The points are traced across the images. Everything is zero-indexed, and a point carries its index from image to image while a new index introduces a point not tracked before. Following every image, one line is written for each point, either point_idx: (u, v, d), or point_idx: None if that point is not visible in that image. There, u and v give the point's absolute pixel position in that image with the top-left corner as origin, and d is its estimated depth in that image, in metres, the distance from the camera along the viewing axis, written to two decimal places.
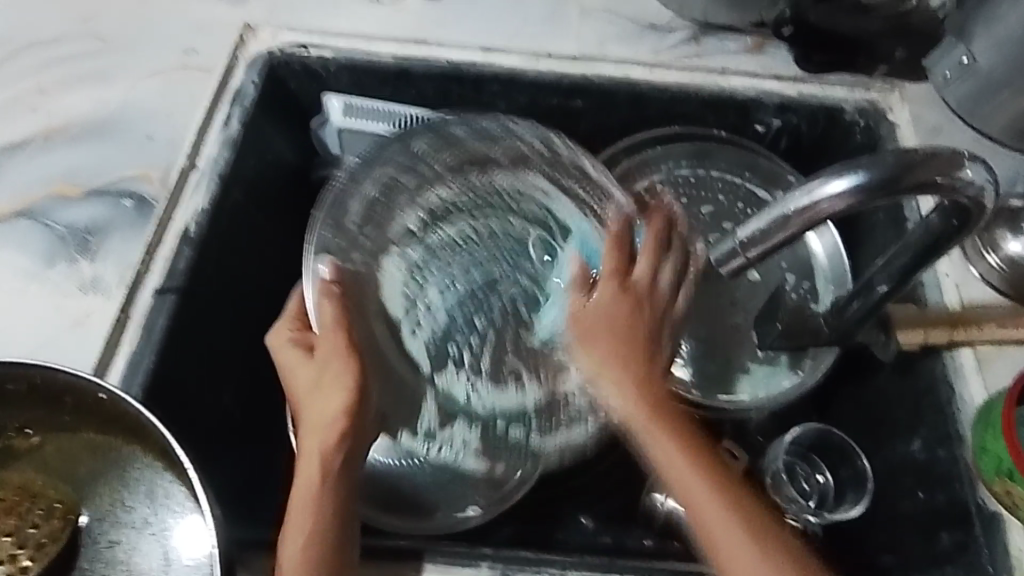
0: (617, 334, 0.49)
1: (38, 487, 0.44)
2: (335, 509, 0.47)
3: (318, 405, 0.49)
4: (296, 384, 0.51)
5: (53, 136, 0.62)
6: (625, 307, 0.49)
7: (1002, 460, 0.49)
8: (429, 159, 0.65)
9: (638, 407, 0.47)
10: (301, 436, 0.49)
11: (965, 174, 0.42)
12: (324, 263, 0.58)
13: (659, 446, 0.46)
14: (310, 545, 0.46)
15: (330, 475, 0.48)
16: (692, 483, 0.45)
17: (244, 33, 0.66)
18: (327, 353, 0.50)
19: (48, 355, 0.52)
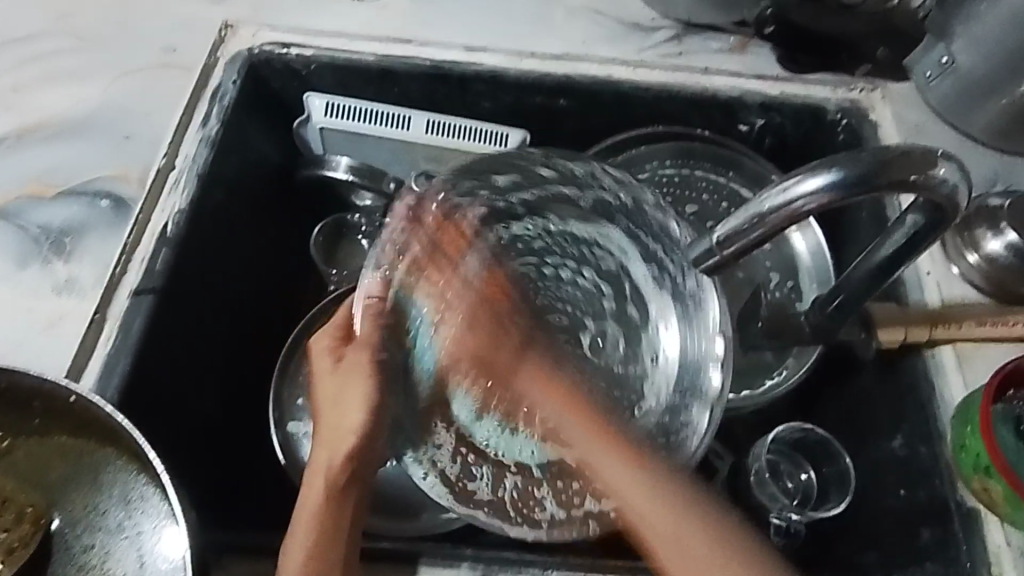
0: (488, 336, 0.58)
1: (9, 491, 0.43)
2: (343, 525, 0.50)
3: (343, 417, 0.53)
4: (321, 398, 0.55)
5: (28, 134, 0.61)
6: (478, 323, 0.58)
7: (980, 456, 0.50)
8: (509, 195, 0.58)
9: (542, 401, 0.54)
10: (319, 450, 0.53)
11: (939, 171, 0.43)
12: (373, 282, 0.55)
13: (579, 438, 0.49)
14: (314, 557, 0.48)
15: (337, 488, 0.51)
16: (598, 455, 0.48)
17: (225, 32, 0.66)
18: (350, 371, 0.54)
19: (21, 357, 0.51)
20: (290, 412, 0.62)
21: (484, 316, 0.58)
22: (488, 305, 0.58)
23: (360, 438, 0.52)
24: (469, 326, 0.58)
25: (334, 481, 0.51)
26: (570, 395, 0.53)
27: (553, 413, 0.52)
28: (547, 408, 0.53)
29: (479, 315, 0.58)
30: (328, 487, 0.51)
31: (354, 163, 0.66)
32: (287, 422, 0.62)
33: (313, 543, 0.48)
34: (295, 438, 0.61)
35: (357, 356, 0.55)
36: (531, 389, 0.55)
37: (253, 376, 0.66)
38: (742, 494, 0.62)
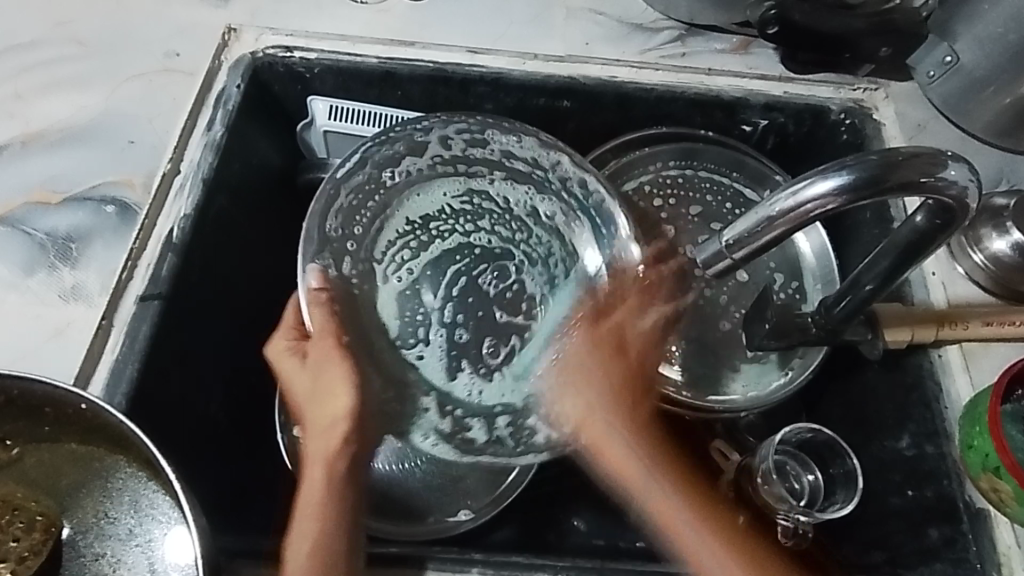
0: (609, 381, 0.55)
1: (20, 500, 0.43)
2: (346, 510, 0.48)
3: (329, 404, 0.50)
4: (298, 394, 0.52)
5: (31, 140, 0.61)
6: (596, 352, 0.56)
7: (989, 456, 0.50)
8: (392, 169, 0.61)
9: (613, 457, 0.52)
10: (312, 440, 0.50)
11: (949, 172, 0.43)
12: (313, 275, 0.54)
13: (653, 492, 0.50)
14: (321, 540, 0.46)
15: (337, 475, 0.49)
16: (680, 511, 0.49)
17: (227, 36, 0.66)
18: (322, 359, 0.51)
19: (29, 364, 0.51)
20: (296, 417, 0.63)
21: (611, 361, 0.55)
22: (611, 355, 0.55)
23: (352, 425, 0.50)
24: (585, 388, 0.55)
25: (334, 465, 0.49)
26: (662, 455, 0.53)
27: (621, 451, 0.52)
28: (616, 448, 0.52)
29: (582, 364, 0.55)
30: (327, 474, 0.48)
31: None
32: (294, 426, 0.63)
33: (320, 532, 0.46)
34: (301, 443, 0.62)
35: (324, 344, 0.51)
36: (623, 448, 0.52)
37: (257, 380, 0.66)
38: (747, 495, 0.61)
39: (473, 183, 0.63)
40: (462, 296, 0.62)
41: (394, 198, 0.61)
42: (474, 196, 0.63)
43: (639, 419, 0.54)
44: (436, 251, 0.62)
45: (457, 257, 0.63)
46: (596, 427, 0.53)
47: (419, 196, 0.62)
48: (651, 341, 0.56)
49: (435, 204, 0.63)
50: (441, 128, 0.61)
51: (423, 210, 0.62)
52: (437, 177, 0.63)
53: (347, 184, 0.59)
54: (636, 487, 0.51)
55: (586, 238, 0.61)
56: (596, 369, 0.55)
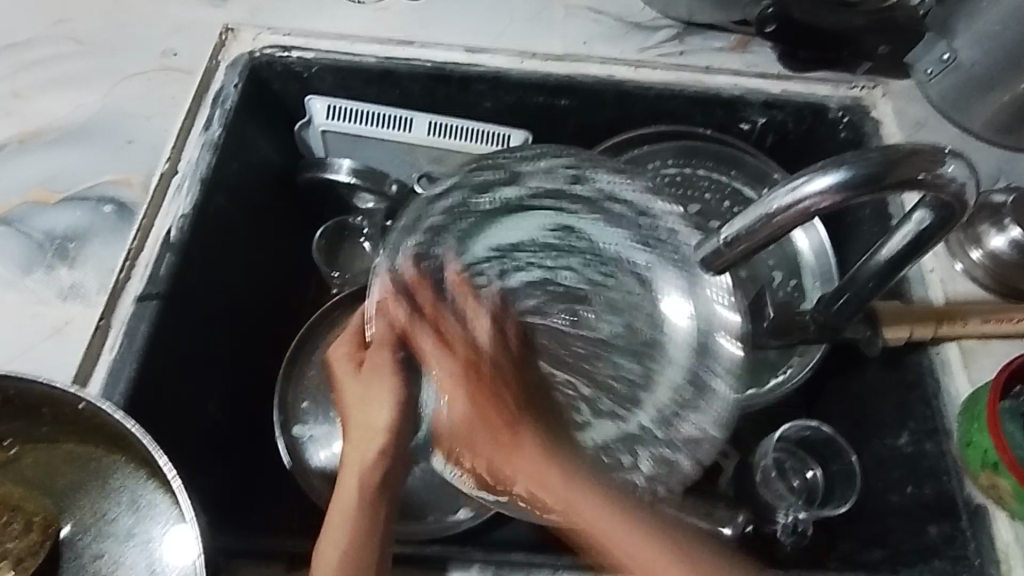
0: (460, 383, 0.49)
1: (18, 500, 0.43)
2: (379, 524, 0.48)
3: (370, 417, 0.51)
4: (344, 401, 0.52)
5: (29, 140, 0.61)
6: (450, 373, 0.49)
7: (988, 453, 0.50)
8: (480, 196, 0.52)
9: (513, 464, 0.47)
10: (349, 449, 0.51)
11: (946, 169, 0.43)
12: (381, 281, 0.49)
13: (531, 466, 0.46)
14: (348, 551, 0.47)
15: (371, 491, 0.49)
16: (559, 484, 0.46)
17: (225, 35, 0.65)
18: (372, 370, 0.50)
19: (27, 364, 0.51)
20: (295, 416, 0.63)
21: (474, 372, 0.49)
22: (456, 352, 0.49)
23: (392, 442, 0.50)
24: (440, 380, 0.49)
25: (366, 481, 0.49)
26: (567, 467, 0.47)
27: (490, 449, 0.47)
28: (477, 456, 0.48)
29: (447, 370, 0.49)
30: (359, 487, 0.49)
31: (355, 164, 0.67)
32: (293, 426, 0.62)
33: (347, 546, 0.47)
34: (300, 442, 0.62)
35: (380, 356, 0.50)
36: (486, 442, 0.47)
37: (256, 380, 0.66)
38: (748, 494, 0.63)
39: (570, 223, 0.53)
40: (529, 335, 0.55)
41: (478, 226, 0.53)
42: (568, 237, 0.54)
43: (498, 408, 0.49)
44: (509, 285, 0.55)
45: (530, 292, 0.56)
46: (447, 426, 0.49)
47: (506, 227, 0.54)
48: (522, 341, 0.53)
49: (518, 242, 0.55)
50: (540, 163, 0.52)
51: (510, 239, 0.54)
52: (535, 209, 0.53)
53: (438, 200, 0.52)
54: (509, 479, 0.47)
55: (677, 293, 0.50)
56: (462, 404, 0.48)
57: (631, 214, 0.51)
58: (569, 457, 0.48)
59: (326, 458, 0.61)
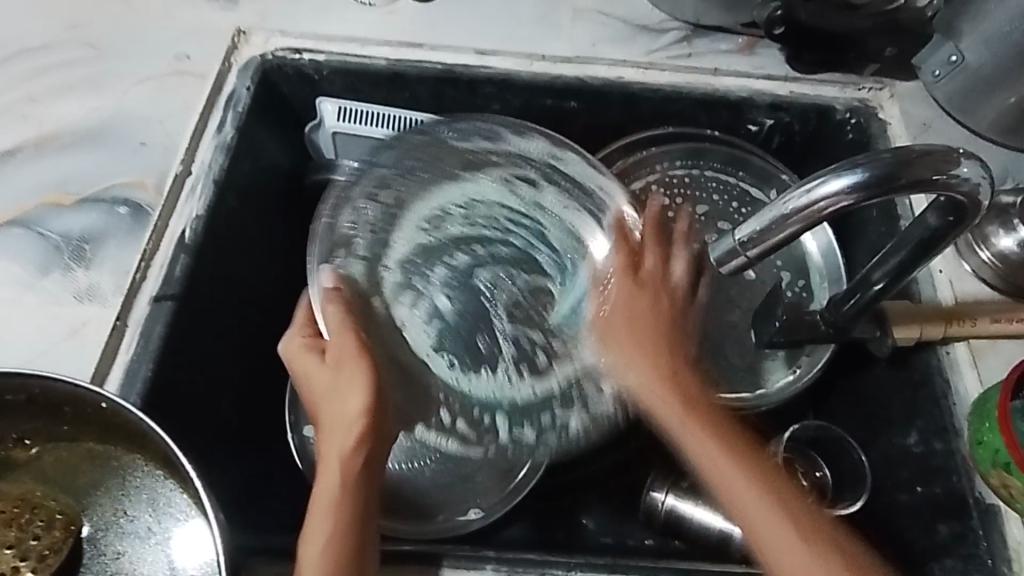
0: (623, 321, 0.53)
1: (38, 498, 0.43)
2: (358, 510, 0.47)
3: (342, 403, 0.49)
4: (314, 392, 0.51)
5: (45, 143, 0.61)
6: (640, 295, 0.53)
7: (999, 451, 0.50)
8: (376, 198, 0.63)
9: (647, 374, 0.51)
10: (325, 440, 0.49)
11: (961, 170, 0.43)
12: (325, 275, 0.57)
13: (664, 401, 0.49)
14: (336, 538, 0.45)
15: (355, 479, 0.47)
16: (682, 425, 0.48)
17: (236, 38, 0.66)
18: (335, 360, 0.51)
19: (45, 365, 0.52)
20: (306, 416, 0.63)
21: (661, 322, 0.52)
22: (642, 285, 0.54)
23: (367, 432, 0.48)
24: (607, 325, 0.54)
25: (349, 468, 0.47)
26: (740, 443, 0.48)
27: (642, 366, 0.51)
28: (638, 378, 0.51)
29: (624, 303, 0.54)
30: (339, 476, 0.47)
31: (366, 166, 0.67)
32: (304, 426, 0.63)
33: (330, 533, 0.45)
34: (311, 443, 0.62)
35: (341, 340, 0.51)
36: (637, 368, 0.51)
37: (268, 380, 0.66)
38: None
39: (490, 189, 0.64)
40: (475, 288, 0.64)
41: (415, 208, 0.64)
42: (476, 207, 0.64)
43: (660, 347, 0.51)
44: (441, 255, 0.64)
45: (465, 257, 0.64)
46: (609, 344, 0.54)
47: (431, 204, 0.64)
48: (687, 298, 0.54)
49: (436, 220, 0.64)
50: (448, 135, 0.64)
51: (442, 207, 0.64)
52: (453, 183, 0.64)
53: (362, 206, 0.62)
54: (651, 405, 0.50)
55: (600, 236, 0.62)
56: (624, 326, 0.53)
57: (531, 171, 0.64)
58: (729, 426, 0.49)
59: None
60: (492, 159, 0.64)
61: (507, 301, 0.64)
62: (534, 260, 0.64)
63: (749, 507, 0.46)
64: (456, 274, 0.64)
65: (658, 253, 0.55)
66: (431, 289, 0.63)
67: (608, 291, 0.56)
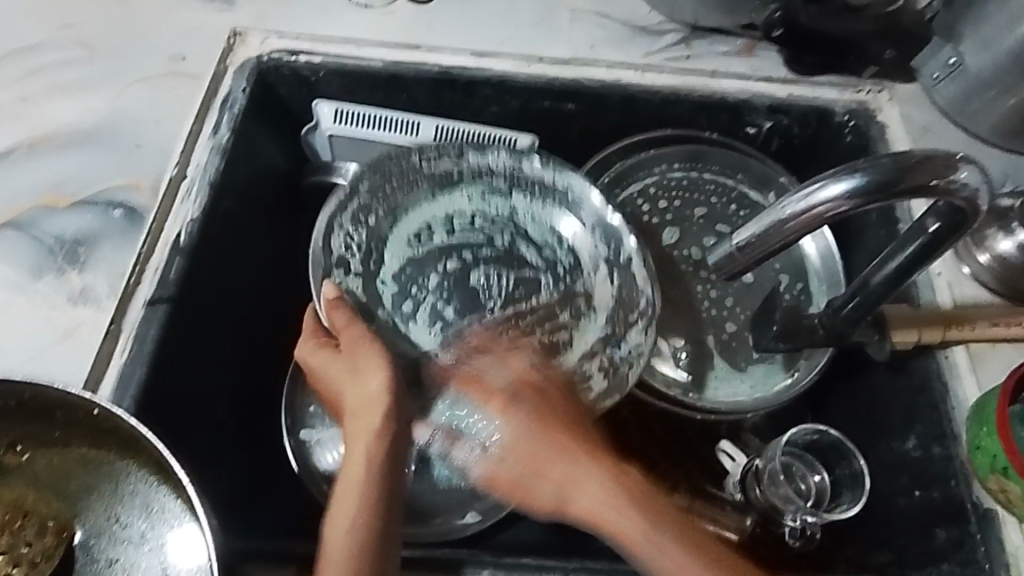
0: (522, 451, 0.50)
1: (31, 504, 0.43)
2: (386, 492, 0.46)
3: (363, 386, 0.50)
4: (334, 383, 0.51)
5: (39, 144, 0.61)
6: (534, 418, 0.51)
7: (998, 457, 0.50)
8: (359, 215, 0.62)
9: (572, 492, 0.48)
10: (348, 426, 0.49)
11: (960, 175, 0.43)
12: (326, 288, 0.55)
13: (591, 500, 0.47)
14: (361, 519, 0.44)
15: (379, 462, 0.47)
16: (619, 521, 0.46)
17: (233, 39, 0.66)
18: (347, 350, 0.51)
19: (39, 368, 0.51)
20: (303, 419, 0.63)
21: (568, 432, 0.50)
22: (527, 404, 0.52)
23: (389, 416, 0.48)
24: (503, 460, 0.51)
25: (372, 452, 0.47)
26: (700, 541, 0.46)
27: (563, 470, 0.49)
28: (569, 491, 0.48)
29: (519, 438, 0.50)
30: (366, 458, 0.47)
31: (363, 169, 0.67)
32: (300, 429, 0.63)
33: (353, 516, 0.44)
34: (308, 445, 0.62)
35: (355, 331, 0.52)
36: (556, 476, 0.49)
37: (264, 384, 0.66)
38: (754, 497, 0.62)
39: (466, 199, 0.65)
40: (470, 286, 0.62)
41: (394, 227, 0.64)
42: (456, 221, 0.65)
43: (564, 449, 0.49)
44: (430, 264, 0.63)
45: (456, 263, 0.63)
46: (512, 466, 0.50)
47: (409, 220, 0.64)
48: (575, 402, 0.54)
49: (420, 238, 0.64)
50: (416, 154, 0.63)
51: (421, 224, 0.64)
52: (427, 199, 0.65)
53: (348, 215, 0.62)
54: (585, 512, 0.47)
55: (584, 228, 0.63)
56: (517, 465, 0.50)
57: (505, 175, 0.65)
58: (681, 522, 0.47)
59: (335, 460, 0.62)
60: (461, 168, 0.64)
61: (503, 297, 0.62)
62: (525, 259, 0.64)
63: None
64: (448, 280, 0.63)
65: (495, 371, 0.54)
66: (425, 294, 0.62)
67: (499, 442, 0.51)
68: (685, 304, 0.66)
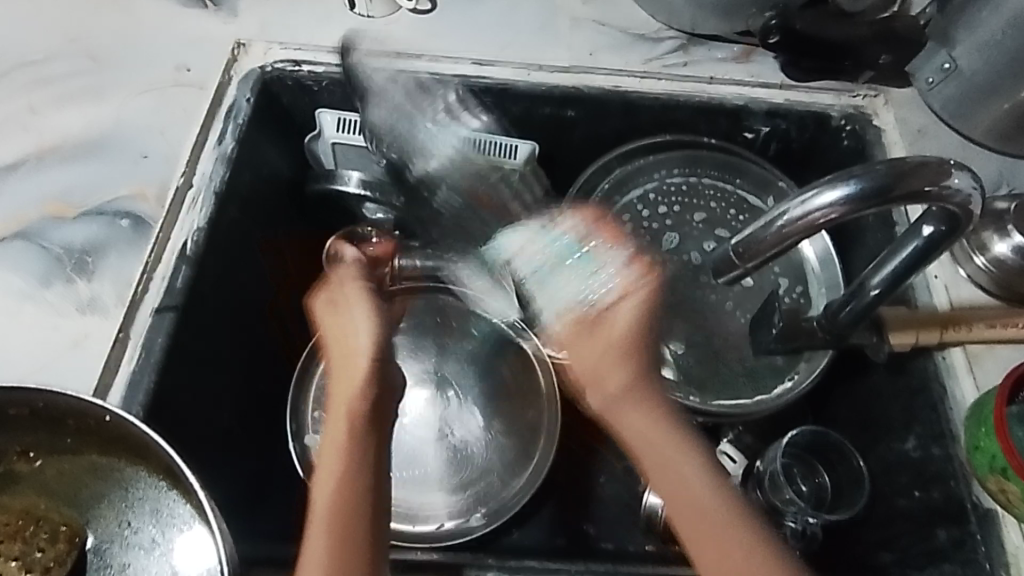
0: (606, 347, 0.50)
1: (43, 511, 0.44)
2: (367, 428, 0.46)
3: (353, 330, 0.51)
4: (330, 333, 0.53)
5: (47, 154, 0.62)
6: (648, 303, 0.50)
7: (996, 457, 0.50)
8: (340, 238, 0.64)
9: (638, 416, 0.48)
10: (337, 372, 0.50)
11: (953, 181, 0.44)
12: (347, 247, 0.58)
13: (647, 425, 0.48)
14: (348, 452, 0.44)
15: (360, 403, 0.47)
16: (651, 454, 0.47)
17: (236, 50, 0.66)
18: (343, 310, 0.52)
19: (49, 376, 0.52)
20: (308, 424, 0.64)
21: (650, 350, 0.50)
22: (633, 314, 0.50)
23: (375, 373, 0.48)
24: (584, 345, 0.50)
25: (359, 403, 0.47)
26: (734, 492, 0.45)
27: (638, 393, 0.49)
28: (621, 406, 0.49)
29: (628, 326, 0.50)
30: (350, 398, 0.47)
31: (365, 176, 0.67)
32: (305, 434, 0.64)
33: (342, 455, 0.44)
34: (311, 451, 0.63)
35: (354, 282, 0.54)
36: (621, 385, 0.49)
37: (269, 391, 0.67)
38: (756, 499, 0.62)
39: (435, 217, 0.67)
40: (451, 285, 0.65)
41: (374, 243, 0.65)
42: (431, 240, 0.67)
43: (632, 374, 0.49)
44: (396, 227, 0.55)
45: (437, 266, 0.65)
46: (584, 361, 0.50)
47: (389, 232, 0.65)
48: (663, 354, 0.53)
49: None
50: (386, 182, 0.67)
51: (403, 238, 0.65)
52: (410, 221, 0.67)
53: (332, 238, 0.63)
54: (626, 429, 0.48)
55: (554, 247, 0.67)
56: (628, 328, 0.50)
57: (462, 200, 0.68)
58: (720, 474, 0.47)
59: None
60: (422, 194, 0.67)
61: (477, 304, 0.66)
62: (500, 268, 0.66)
63: (696, 536, 0.43)
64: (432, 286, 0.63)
65: (630, 242, 0.55)
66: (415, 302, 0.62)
67: (609, 309, 0.50)
68: (685, 308, 0.66)
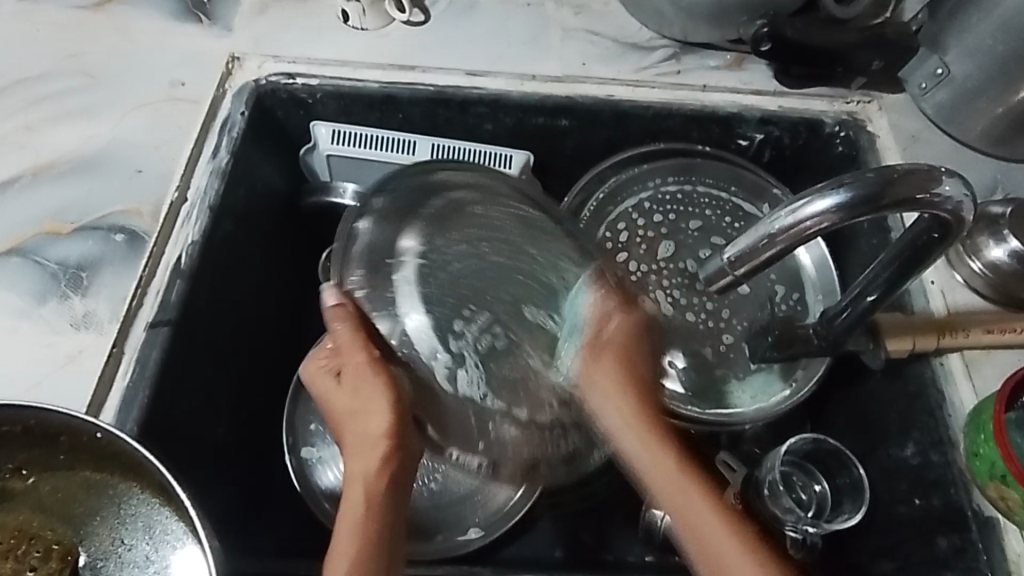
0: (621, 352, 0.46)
1: (35, 528, 0.45)
2: (380, 531, 0.45)
3: (362, 422, 0.47)
4: (338, 413, 0.49)
5: (42, 171, 0.62)
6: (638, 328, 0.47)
7: (996, 464, 0.50)
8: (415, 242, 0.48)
9: (633, 435, 0.45)
10: (351, 460, 0.48)
11: (943, 188, 0.43)
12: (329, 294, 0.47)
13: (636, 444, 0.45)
14: (357, 566, 0.43)
15: (378, 500, 0.46)
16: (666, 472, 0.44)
17: (231, 64, 0.67)
18: (356, 380, 0.47)
19: (43, 394, 0.52)
20: (304, 437, 0.64)
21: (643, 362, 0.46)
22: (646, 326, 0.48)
23: (389, 452, 0.46)
24: (593, 356, 0.45)
25: (374, 491, 0.46)
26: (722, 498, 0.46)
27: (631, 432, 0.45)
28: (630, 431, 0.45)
29: (641, 338, 0.46)
30: (364, 499, 0.46)
31: (359, 189, 0.68)
32: (302, 448, 0.64)
33: (362, 519, 0.45)
34: (309, 464, 0.64)
35: (356, 359, 0.46)
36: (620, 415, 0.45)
37: (263, 406, 0.66)
38: (756, 508, 0.61)
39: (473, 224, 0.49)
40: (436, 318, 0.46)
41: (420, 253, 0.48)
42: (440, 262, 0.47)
43: (644, 382, 0.46)
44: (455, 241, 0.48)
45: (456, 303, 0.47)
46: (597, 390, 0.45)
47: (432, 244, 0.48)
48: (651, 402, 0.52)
49: (486, 220, 0.50)
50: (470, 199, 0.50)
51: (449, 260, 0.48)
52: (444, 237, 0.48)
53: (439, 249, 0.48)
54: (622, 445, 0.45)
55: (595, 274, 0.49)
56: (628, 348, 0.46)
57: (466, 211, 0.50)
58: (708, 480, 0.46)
59: (335, 477, 0.63)
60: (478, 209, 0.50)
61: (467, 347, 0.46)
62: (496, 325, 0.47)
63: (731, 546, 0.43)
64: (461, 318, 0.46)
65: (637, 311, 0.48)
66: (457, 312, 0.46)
67: (620, 323, 0.46)
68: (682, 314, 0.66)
